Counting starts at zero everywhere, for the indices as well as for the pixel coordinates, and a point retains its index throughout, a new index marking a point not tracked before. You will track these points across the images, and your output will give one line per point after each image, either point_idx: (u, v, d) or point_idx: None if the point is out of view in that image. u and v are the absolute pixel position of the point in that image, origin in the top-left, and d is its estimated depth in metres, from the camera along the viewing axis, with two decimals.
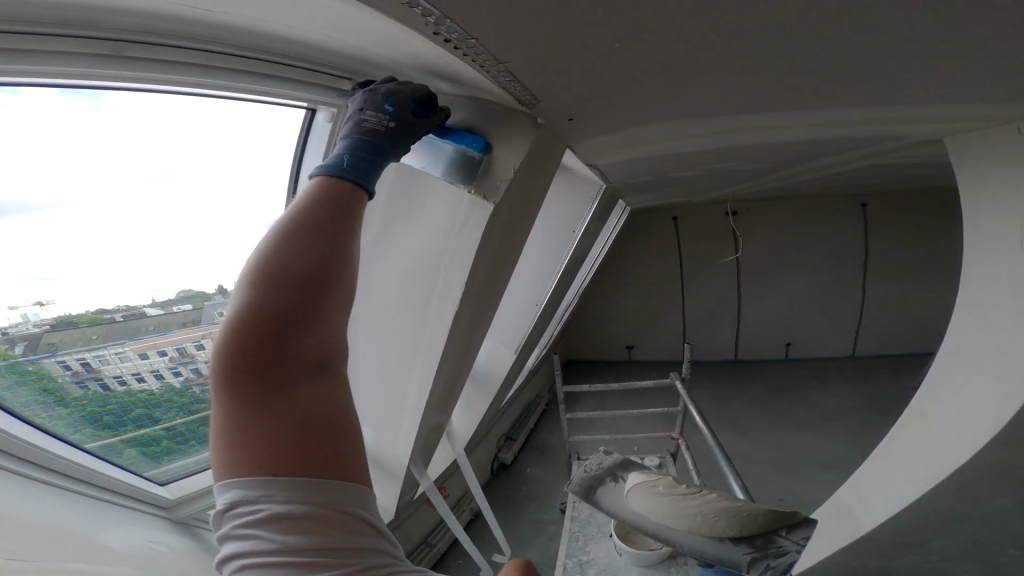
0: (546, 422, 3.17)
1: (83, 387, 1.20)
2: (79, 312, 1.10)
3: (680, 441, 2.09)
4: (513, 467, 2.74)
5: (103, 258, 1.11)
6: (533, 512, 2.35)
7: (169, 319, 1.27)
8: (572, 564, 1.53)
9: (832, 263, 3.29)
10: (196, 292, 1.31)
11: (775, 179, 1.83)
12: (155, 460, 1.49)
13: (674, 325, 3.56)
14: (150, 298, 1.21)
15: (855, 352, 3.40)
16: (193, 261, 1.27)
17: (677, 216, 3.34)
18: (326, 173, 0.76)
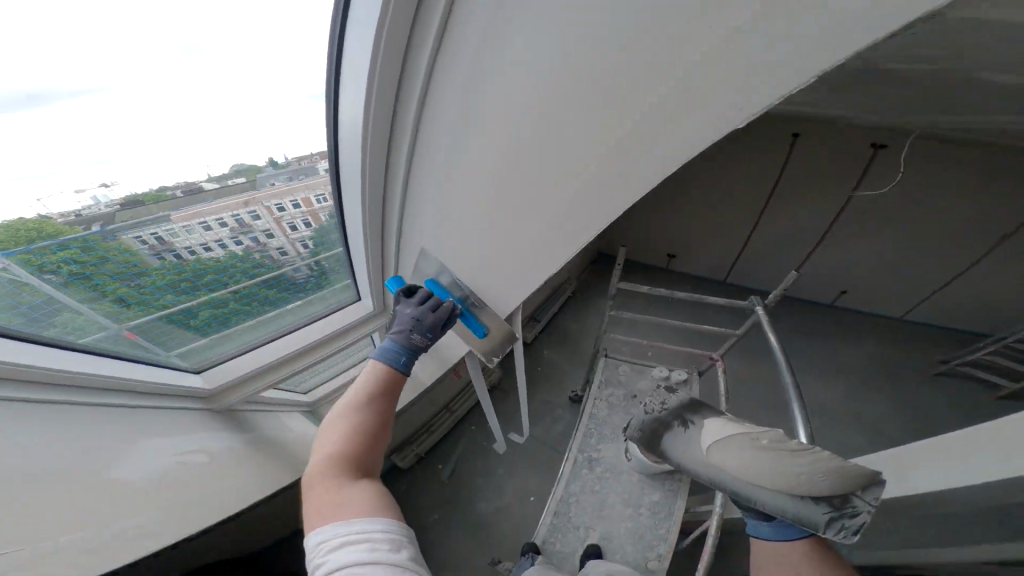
0: (576, 308, 3.34)
1: (159, 258, 1.23)
2: (143, 191, 1.05)
3: (717, 363, 2.13)
4: (534, 348, 3.03)
5: (144, 137, 0.99)
6: (546, 394, 2.74)
7: (225, 191, 1.20)
8: (582, 458, 1.89)
9: (959, 230, 2.67)
10: (249, 165, 1.18)
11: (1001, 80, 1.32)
12: (228, 321, 1.63)
13: (734, 240, 3.38)
14: (205, 174, 1.12)
15: (903, 316, 3.26)
16: (235, 134, 1.11)
17: (799, 133, 2.68)
18: (384, 362, 1.21)
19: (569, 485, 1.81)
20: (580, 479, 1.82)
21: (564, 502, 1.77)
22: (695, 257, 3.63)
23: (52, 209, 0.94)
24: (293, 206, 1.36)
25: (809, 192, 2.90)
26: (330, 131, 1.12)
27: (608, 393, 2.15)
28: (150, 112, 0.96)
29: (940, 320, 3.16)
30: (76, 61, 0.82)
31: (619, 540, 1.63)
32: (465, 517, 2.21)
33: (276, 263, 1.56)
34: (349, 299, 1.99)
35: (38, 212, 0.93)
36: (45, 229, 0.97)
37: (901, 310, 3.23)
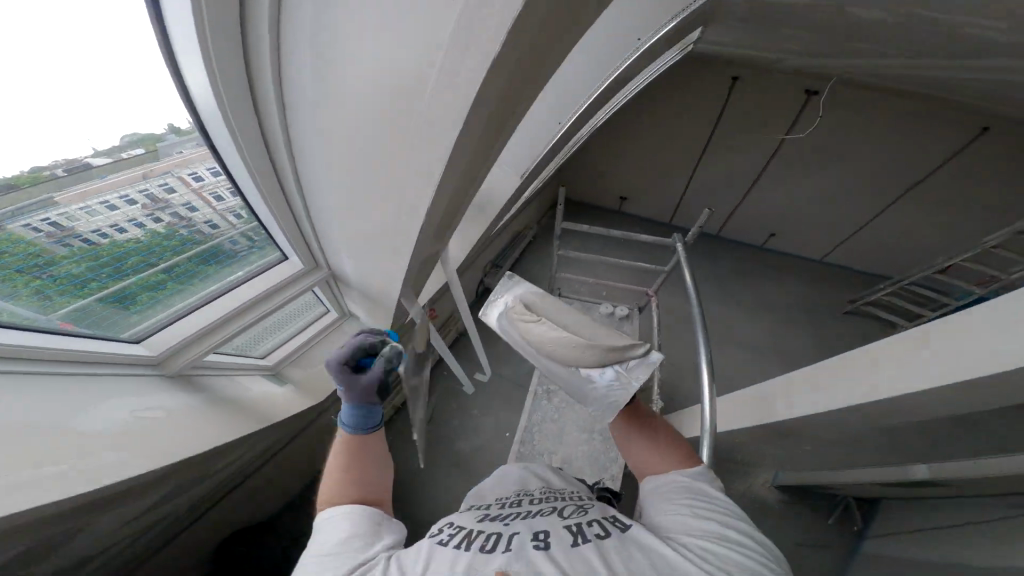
0: (533, 253, 3.38)
1: (65, 245, 1.13)
2: (14, 174, 0.92)
3: (652, 298, 2.44)
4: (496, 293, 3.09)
5: (4, 105, 0.85)
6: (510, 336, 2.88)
7: (122, 164, 1.08)
8: (542, 393, 2.11)
9: (874, 175, 2.84)
10: (145, 134, 1.06)
11: (916, 32, 1.34)
12: (162, 302, 1.52)
13: (675, 184, 3.40)
14: (91, 149, 1.00)
15: (824, 257, 3.59)
16: (107, 95, 0.94)
17: (738, 76, 2.61)
18: None
19: (531, 413, 2.05)
20: (540, 409, 2.05)
21: (528, 432, 1.99)
22: (645, 199, 3.61)
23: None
24: (209, 174, 1.24)
25: (752, 132, 2.89)
26: (183, 93, 0.97)
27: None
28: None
29: (853, 263, 3.52)
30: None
31: (579, 461, 1.88)
32: (445, 455, 2.44)
33: (207, 237, 1.45)
34: (276, 259, 1.80)
35: None
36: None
37: (822, 253, 3.56)
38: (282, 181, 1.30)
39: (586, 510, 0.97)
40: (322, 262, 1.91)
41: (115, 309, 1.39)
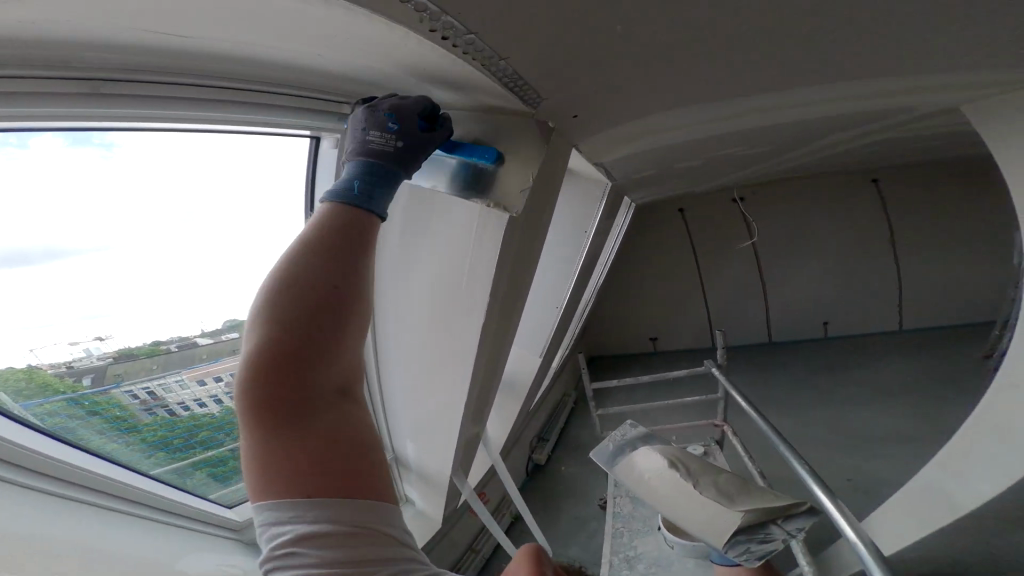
0: (576, 419, 3.12)
1: (151, 414, 1.28)
2: (138, 344, 1.19)
3: (725, 428, 2.05)
4: (549, 466, 2.67)
5: (142, 297, 1.19)
6: (576, 509, 2.31)
7: (218, 346, 1.42)
8: (619, 560, 1.57)
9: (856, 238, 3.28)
10: (238, 320, 1.47)
11: (774, 156, 1.86)
12: (221, 481, 1.59)
13: (697, 312, 3.53)
14: (199, 329, 1.34)
15: (901, 326, 3.28)
16: (226, 296, 1.41)
17: (683, 208, 3.39)
18: (337, 199, 0.81)
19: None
20: None
21: None
22: (677, 333, 3.60)
23: (42, 358, 1.02)
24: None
25: (729, 246, 3.41)
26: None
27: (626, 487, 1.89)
28: (170, 274, 1.24)
29: (935, 321, 3.23)
30: (115, 227, 1.08)
31: None
32: None
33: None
34: None
35: (29, 362, 1.00)
36: (32, 379, 1.01)
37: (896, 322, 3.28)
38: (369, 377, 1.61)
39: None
40: (391, 447, 1.85)
41: (205, 478, 1.52)
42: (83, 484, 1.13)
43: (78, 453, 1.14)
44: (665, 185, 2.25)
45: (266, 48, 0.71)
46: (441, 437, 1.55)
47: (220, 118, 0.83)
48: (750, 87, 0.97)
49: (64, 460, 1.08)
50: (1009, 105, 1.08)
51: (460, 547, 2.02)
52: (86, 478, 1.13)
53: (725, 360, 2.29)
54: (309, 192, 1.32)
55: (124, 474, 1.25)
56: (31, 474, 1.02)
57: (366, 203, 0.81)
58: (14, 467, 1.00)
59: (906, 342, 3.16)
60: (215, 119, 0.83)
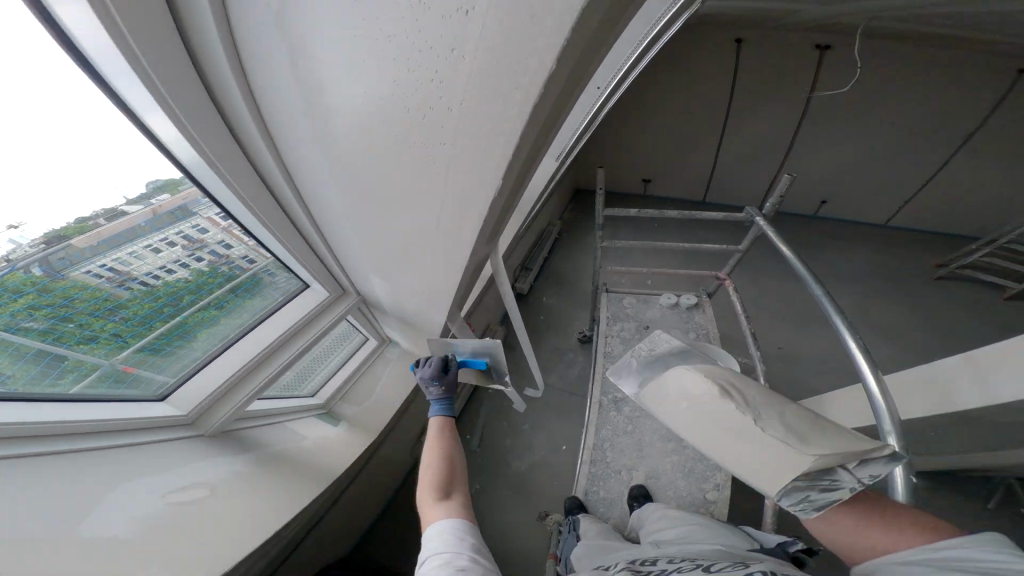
0: (559, 249, 3.30)
1: (126, 288, 1.25)
2: (62, 226, 1.03)
3: (726, 282, 2.24)
4: (531, 298, 3.00)
5: (28, 172, 0.94)
6: (556, 342, 2.79)
7: (150, 215, 1.18)
8: (607, 401, 2.10)
9: (937, 115, 2.58)
10: (166, 179, 1.14)
11: None
12: (219, 333, 1.64)
13: (701, 164, 3.29)
14: (121, 197, 1.10)
15: (887, 223, 3.31)
16: (115, 149, 1.01)
17: (742, 38, 2.51)
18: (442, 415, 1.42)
19: (601, 426, 2.02)
20: (611, 422, 2.02)
21: (598, 450, 1.95)
22: (670, 176, 3.45)
23: None
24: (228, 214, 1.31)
25: (778, 90, 2.74)
26: (167, 157, 1.08)
27: (618, 329, 2.32)
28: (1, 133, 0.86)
29: (932, 226, 3.21)
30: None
31: (669, 474, 1.85)
32: (500, 472, 2.34)
33: (246, 271, 1.56)
34: (299, 288, 1.86)
35: None
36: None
37: (884, 219, 3.29)
38: (292, 214, 1.40)
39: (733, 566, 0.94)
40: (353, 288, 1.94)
41: (204, 333, 1.58)
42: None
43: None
44: None
45: None
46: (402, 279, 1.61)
47: None
48: None
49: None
50: None
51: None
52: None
53: (770, 215, 1.91)
54: None
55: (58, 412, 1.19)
56: None
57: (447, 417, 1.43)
58: None
59: (884, 240, 3.29)
60: None
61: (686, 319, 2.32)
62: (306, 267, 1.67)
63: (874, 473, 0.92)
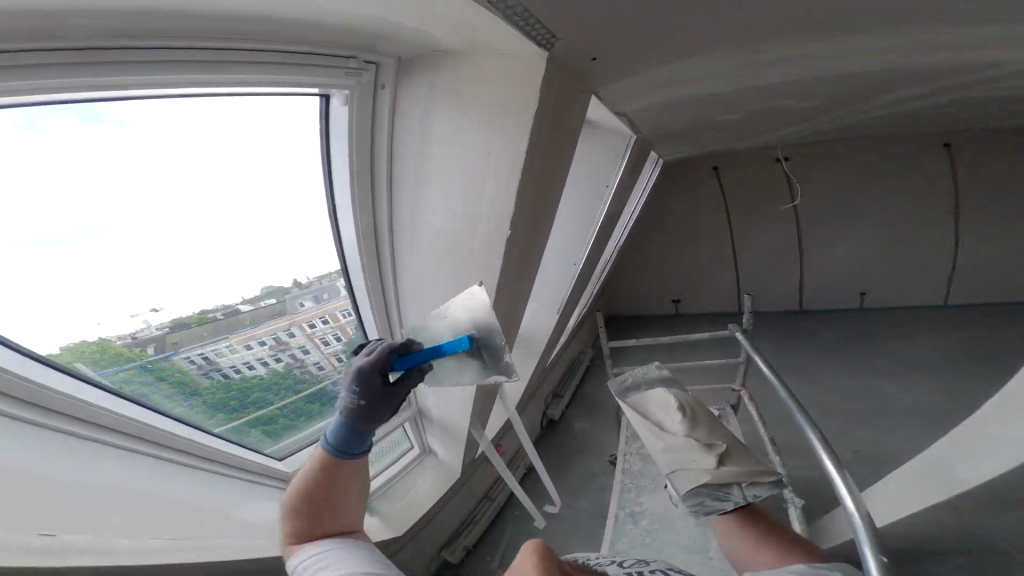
0: (591, 377, 3.20)
1: (207, 377, 1.35)
2: (189, 315, 1.21)
3: (742, 393, 2.09)
4: (562, 422, 2.81)
5: (183, 272, 1.18)
6: (587, 463, 2.48)
7: (257, 313, 1.39)
8: (624, 513, 1.75)
9: (916, 195, 3.23)
10: (277, 287, 1.39)
11: (829, 114, 1.73)
12: (275, 436, 1.75)
13: (723, 275, 3.68)
14: (241, 296, 1.32)
15: (946, 301, 3.31)
16: (268, 260, 1.35)
17: (718, 166, 3.41)
18: (329, 453, 1.03)
19: (616, 542, 1.65)
20: (627, 539, 1.64)
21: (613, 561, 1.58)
22: (698, 298, 3.76)
23: (109, 330, 1.10)
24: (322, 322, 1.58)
25: (764, 207, 3.47)
26: (335, 250, 1.49)
27: (638, 446, 2.06)
28: (205, 239, 1.20)
29: (981, 297, 3.25)
30: (145, 207, 1.07)
31: None
32: None
33: (314, 378, 1.70)
34: None
35: (99, 335, 1.09)
36: (105, 351, 1.11)
37: (940, 296, 3.32)
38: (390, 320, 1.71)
39: (649, 564, 0.91)
40: (412, 400, 1.99)
41: (262, 433, 1.68)
42: (141, 437, 1.24)
43: (133, 407, 1.21)
44: (708, 139, 2.10)
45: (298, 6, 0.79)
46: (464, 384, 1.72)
47: (247, 79, 0.93)
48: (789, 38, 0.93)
49: (102, 406, 1.13)
50: None
51: (474, 497, 2.27)
52: (128, 425, 1.19)
53: (753, 328, 2.32)
54: (324, 158, 1.27)
55: (183, 429, 1.36)
56: (55, 417, 1.05)
57: (344, 455, 1.03)
58: (86, 423, 1.12)
59: (945, 325, 3.10)
60: (223, 78, 0.91)
61: None
62: None
63: (757, 493, 1.37)
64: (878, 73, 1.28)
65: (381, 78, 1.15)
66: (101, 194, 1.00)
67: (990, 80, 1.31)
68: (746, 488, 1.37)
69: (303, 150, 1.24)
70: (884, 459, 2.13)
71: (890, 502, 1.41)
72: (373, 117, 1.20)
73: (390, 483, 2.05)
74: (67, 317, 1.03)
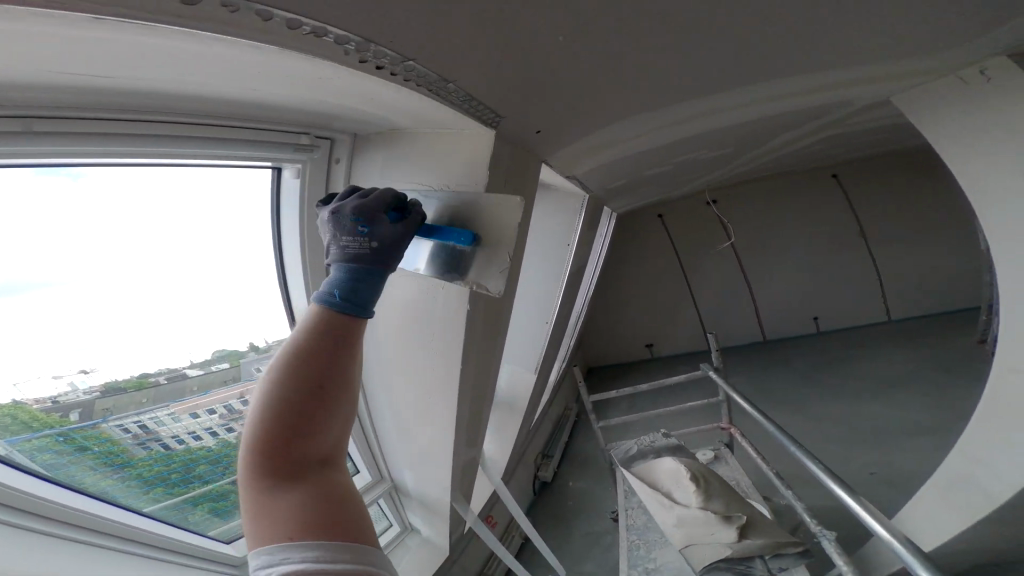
0: (578, 434, 3.03)
1: (145, 449, 1.24)
2: (124, 378, 1.15)
3: (734, 430, 1.99)
4: (555, 484, 2.58)
5: (123, 335, 1.15)
6: (586, 523, 2.22)
7: (209, 378, 1.36)
8: (637, 572, 1.55)
9: (834, 226, 3.63)
10: (230, 349, 1.41)
11: (737, 158, 2.03)
12: (222, 516, 1.52)
13: (688, 315, 3.82)
14: (187, 360, 1.29)
15: (891, 317, 3.55)
16: (216, 327, 1.36)
17: (662, 213, 3.78)
18: (322, 304, 0.93)
19: None
20: None
21: None
22: (670, 340, 3.86)
23: (27, 393, 0.99)
24: None
25: (709, 250, 3.77)
26: (284, 316, 1.52)
27: (638, 500, 1.87)
28: (151, 300, 1.20)
29: (920, 310, 3.49)
30: (78, 264, 1.05)
31: None
32: None
33: None
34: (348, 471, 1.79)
35: (13, 397, 0.97)
36: (17, 416, 0.98)
37: (884, 313, 3.55)
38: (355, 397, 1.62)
39: None
40: (387, 472, 1.80)
41: (203, 515, 1.45)
42: (66, 521, 1.05)
43: (53, 488, 1.04)
44: (646, 191, 2.35)
45: (269, 96, 0.86)
46: (438, 458, 1.56)
47: (214, 151, 0.97)
48: (695, 91, 1.13)
49: (17, 486, 0.96)
50: (939, 99, 1.25)
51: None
52: (51, 509, 1.01)
53: (722, 363, 2.28)
54: (274, 227, 1.33)
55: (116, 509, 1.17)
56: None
57: (345, 308, 0.93)
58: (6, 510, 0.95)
59: (899, 338, 3.28)
60: (201, 153, 0.95)
61: None
62: (353, 446, 1.71)
63: (783, 565, 1.24)
64: (773, 119, 1.53)
65: (336, 151, 1.20)
66: (53, 249, 1.00)
67: (856, 116, 1.61)
68: (771, 559, 1.24)
69: (256, 216, 1.30)
70: (892, 483, 2.03)
71: (931, 530, 1.42)
72: (326, 185, 1.25)
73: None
74: None
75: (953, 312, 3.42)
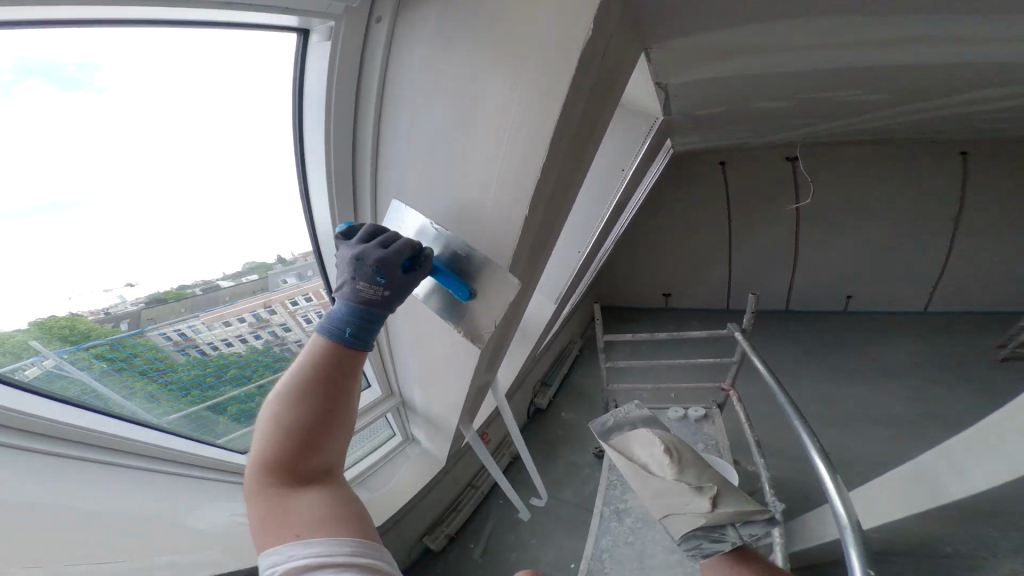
0: (582, 363, 3.26)
1: (185, 353, 1.30)
2: (165, 290, 1.15)
3: (730, 392, 2.10)
4: (549, 410, 2.87)
5: (150, 242, 1.08)
6: (570, 455, 2.54)
7: (240, 289, 1.31)
8: (609, 510, 1.82)
9: (925, 205, 3.22)
10: (259, 262, 1.32)
11: (858, 109, 1.67)
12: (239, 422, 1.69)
13: (717, 272, 3.72)
14: (220, 272, 1.25)
15: (927, 307, 3.48)
16: (239, 233, 1.24)
17: (725, 160, 3.35)
18: (328, 341, 0.94)
19: (599, 541, 1.71)
20: (612, 533, 1.73)
21: (595, 560, 1.65)
22: (691, 293, 3.85)
23: (82, 305, 1.02)
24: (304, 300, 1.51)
25: (763, 209, 3.48)
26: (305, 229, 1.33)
27: None
28: (173, 206, 1.08)
29: (959, 305, 3.42)
30: (93, 176, 0.94)
31: None
32: None
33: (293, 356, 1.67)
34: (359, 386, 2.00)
35: (71, 310, 1.01)
36: (76, 326, 1.04)
37: (922, 303, 3.47)
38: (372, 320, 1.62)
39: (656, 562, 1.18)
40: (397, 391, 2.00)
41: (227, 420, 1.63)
42: (80, 441, 1.15)
43: (79, 413, 1.14)
44: (728, 129, 2.03)
45: None
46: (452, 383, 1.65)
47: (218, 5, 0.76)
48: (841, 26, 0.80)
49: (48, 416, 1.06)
50: None
51: (459, 486, 2.30)
52: (77, 433, 1.13)
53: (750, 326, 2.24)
54: (296, 126, 1.08)
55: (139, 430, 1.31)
56: (30, 436, 1.05)
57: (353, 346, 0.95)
58: (40, 437, 1.07)
59: (922, 328, 3.33)
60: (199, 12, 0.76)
61: (695, 431, 2.03)
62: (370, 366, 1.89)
63: (752, 531, 1.37)
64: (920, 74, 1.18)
65: (379, 10, 0.90)
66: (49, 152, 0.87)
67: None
68: (741, 528, 1.36)
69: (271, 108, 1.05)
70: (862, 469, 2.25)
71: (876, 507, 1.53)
72: (361, 66, 0.98)
73: (371, 471, 2.10)
74: (33, 291, 0.94)
75: (992, 313, 3.35)
